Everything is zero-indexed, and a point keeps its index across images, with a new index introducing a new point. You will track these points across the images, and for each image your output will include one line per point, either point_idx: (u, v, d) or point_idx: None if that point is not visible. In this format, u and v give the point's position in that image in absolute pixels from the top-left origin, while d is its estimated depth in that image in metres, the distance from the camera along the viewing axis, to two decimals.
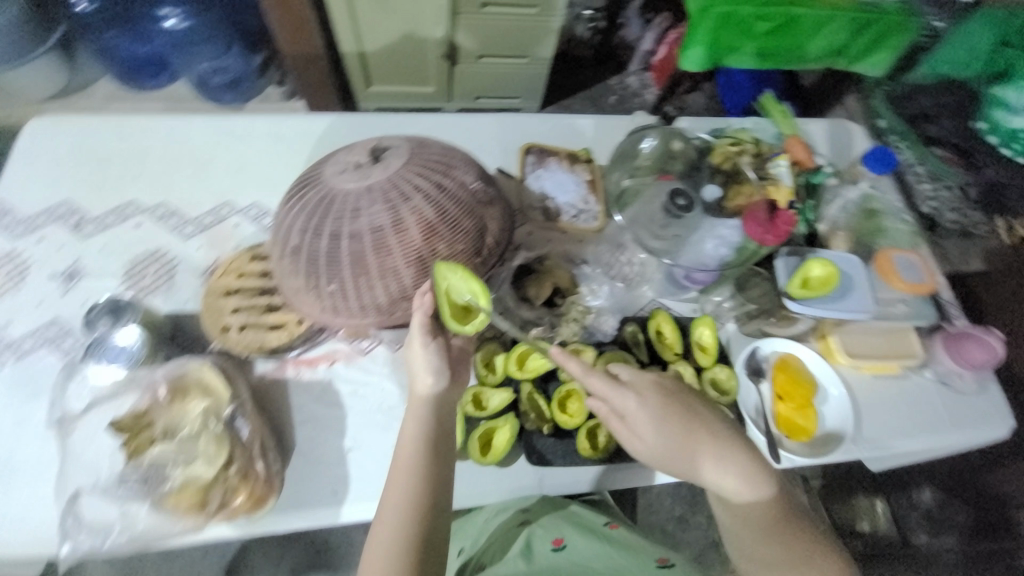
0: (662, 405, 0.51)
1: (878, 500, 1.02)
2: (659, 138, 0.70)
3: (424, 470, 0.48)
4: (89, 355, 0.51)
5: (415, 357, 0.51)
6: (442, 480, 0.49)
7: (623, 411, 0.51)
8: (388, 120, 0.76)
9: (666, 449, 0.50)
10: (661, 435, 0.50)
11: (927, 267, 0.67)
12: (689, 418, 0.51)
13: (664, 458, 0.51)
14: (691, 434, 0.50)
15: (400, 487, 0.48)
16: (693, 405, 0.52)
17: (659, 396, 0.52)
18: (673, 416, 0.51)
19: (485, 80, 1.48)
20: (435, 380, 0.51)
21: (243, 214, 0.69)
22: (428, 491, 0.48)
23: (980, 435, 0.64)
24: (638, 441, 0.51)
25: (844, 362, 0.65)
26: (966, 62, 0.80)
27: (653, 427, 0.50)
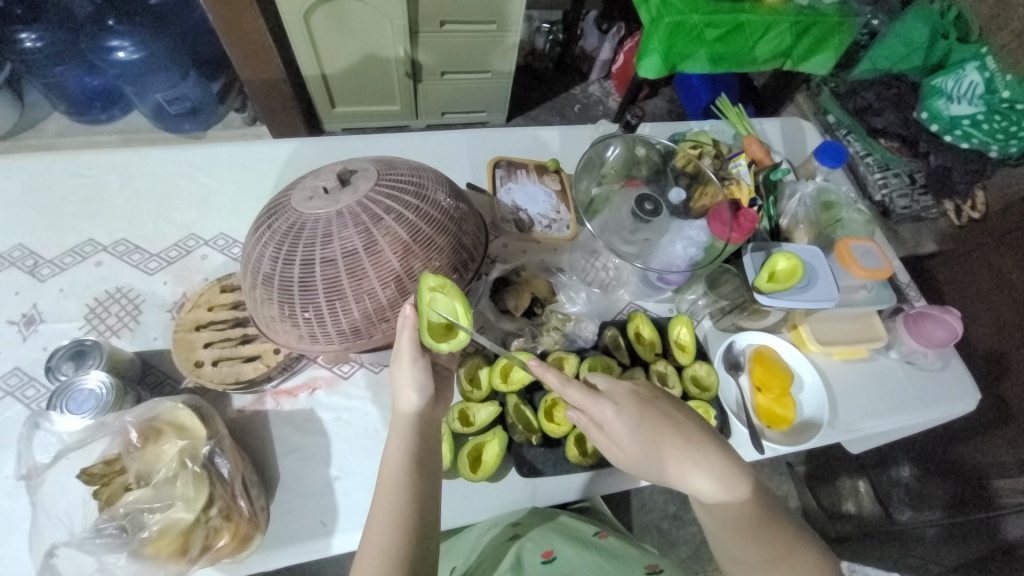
0: (640, 412, 0.49)
1: (861, 480, 1.03)
2: (623, 145, 0.72)
3: (416, 492, 0.45)
4: (52, 405, 0.48)
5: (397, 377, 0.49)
6: (432, 504, 0.46)
7: (600, 420, 0.50)
8: (356, 142, 0.76)
9: (646, 458, 0.48)
10: (639, 444, 0.48)
11: (883, 255, 0.70)
12: (669, 422, 0.49)
13: (646, 468, 0.49)
14: (671, 441, 0.48)
15: (385, 516, 0.44)
16: (675, 408, 0.50)
17: (637, 403, 0.50)
18: (651, 423, 0.49)
19: (450, 96, 1.49)
20: (422, 399, 0.49)
21: (211, 245, 0.67)
22: (415, 509, 0.44)
23: (948, 410, 0.68)
24: (619, 451, 0.49)
25: (815, 350, 0.68)
26: (905, 55, 1.02)
27: (631, 435, 0.48)
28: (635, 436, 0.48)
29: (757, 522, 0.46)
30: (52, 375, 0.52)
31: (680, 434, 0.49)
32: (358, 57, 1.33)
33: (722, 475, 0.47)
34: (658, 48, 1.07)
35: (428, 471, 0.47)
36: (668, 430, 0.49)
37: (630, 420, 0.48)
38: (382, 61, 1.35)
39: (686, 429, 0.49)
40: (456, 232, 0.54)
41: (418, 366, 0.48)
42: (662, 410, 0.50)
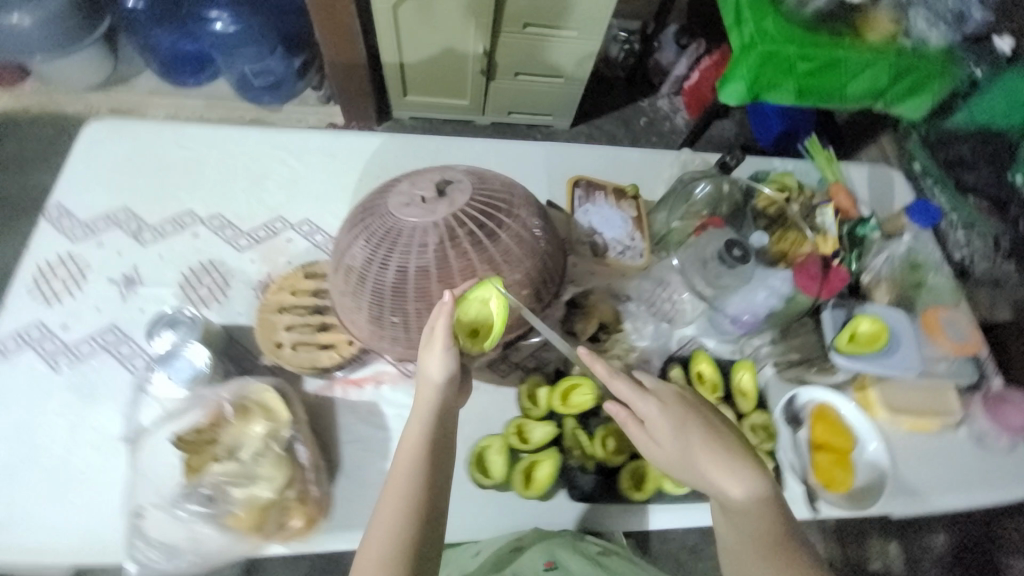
0: (683, 412, 0.50)
1: (891, 542, 1.00)
2: (711, 182, 0.70)
3: (429, 481, 0.45)
4: (159, 369, 0.55)
5: (425, 356, 0.48)
6: (443, 492, 0.46)
7: (643, 416, 0.50)
8: (441, 144, 0.78)
9: (688, 458, 0.48)
10: (682, 441, 0.48)
11: (970, 328, 0.70)
12: (711, 428, 0.49)
13: (686, 465, 0.48)
14: (713, 445, 0.48)
15: (395, 496, 0.44)
16: (715, 419, 0.50)
17: (682, 403, 0.50)
18: (694, 424, 0.49)
19: (520, 96, 1.49)
20: (446, 381, 0.47)
21: (296, 229, 0.70)
22: (423, 491, 0.45)
23: (1018, 495, 0.64)
24: (659, 448, 0.50)
25: (882, 415, 0.66)
26: (1003, 114, 0.97)
27: (673, 432, 0.49)
28: (677, 433, 0.49)
29: (790, 540, 0.45)
30: (151, 338, 0.58)
31: (721, 440, 0.48)
32: (436, 50, 1.34)
33: (758, 486, 0.46)
34: (745, 75, 1.03)
35: (442, 461, 0.47)
36: (710, 435, 0.48)
37: (673, 419, 0.49)
38: (459, 55, 1.36)
39: (727, 437, 0.49)
40: (542, 254, 0.55)
41: (449, 353, 0.47)
42: (705, 415, 0.50)
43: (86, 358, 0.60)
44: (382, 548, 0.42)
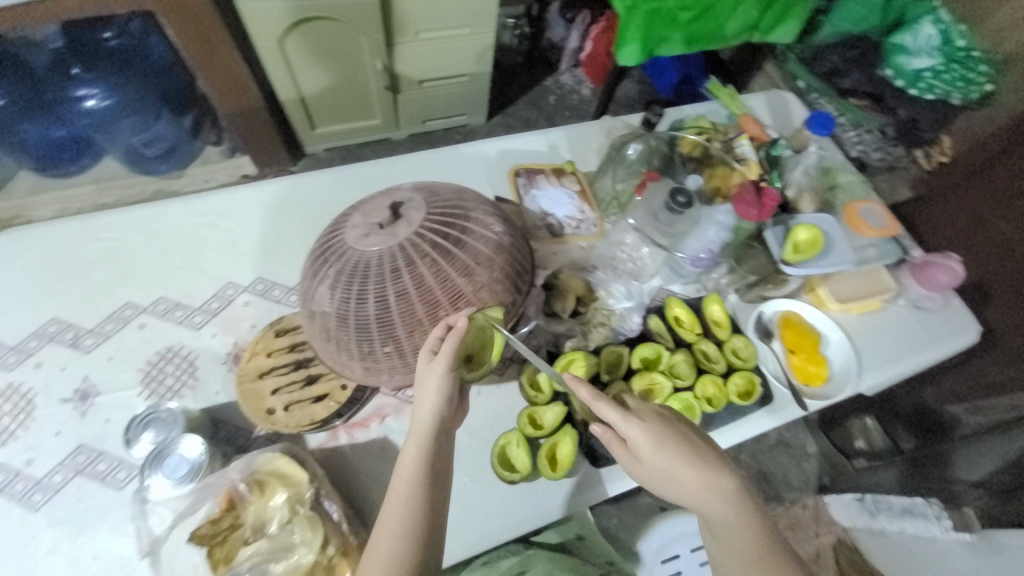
0: (663, 430, 0.51)
1: (868, 418, 1.19)
2: (641, 142, 0.75)
3: (428, 505, 0.46)
4: (150, 470, 0.51)
5: (424, 385, 0.48)
6: (440, 515, 0.47)
7: (625, 436, 0.51)
8: (372, 167, 0.77)
9: (670, 476, 0.49)
10: (665, 462, 0.49)
11: (886, 214, 0.76)
12: (687, 441, 0.51)
13: (668, 482, 0.50)
14: (693, 462, 0.50)
15: (395, 525, 0.45)
16: (690, 430, 0.52)
17: (661, 420, 0.51)
18: (673, 443, 0.50)
19: (430, 103, 1.48)
20: (440, 405, 0.48)
21: (251, 290, 0.67)
22: (424, 515, 0.46)
23: (956, 344, 0.74)
24: (643, 466, 0.51)
25: (835, 308, 0.73)
26: (866, 18, 1.07)
27: (654, 453, 0.50)
28: (657, 453, 0.50)
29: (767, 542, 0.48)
30: (135, 444, 0.54)
31: (701, 456, 0.50)
32: (334, 77, 1.31)
33: (737, 498, 0.49)
34: (637, 37, 1.11)
35: (439, 481, 0.48)
36: (692, 452, 0.50)
37: (655, 436, 0.50)
38: (359, 77, 1.33)
39: (706, 453, 0.51)
40: (510, 248, 0.57)
41: (448, 379, 0.48)
42: (684, 432, 0.51)
43: (63, 487, 0.55)
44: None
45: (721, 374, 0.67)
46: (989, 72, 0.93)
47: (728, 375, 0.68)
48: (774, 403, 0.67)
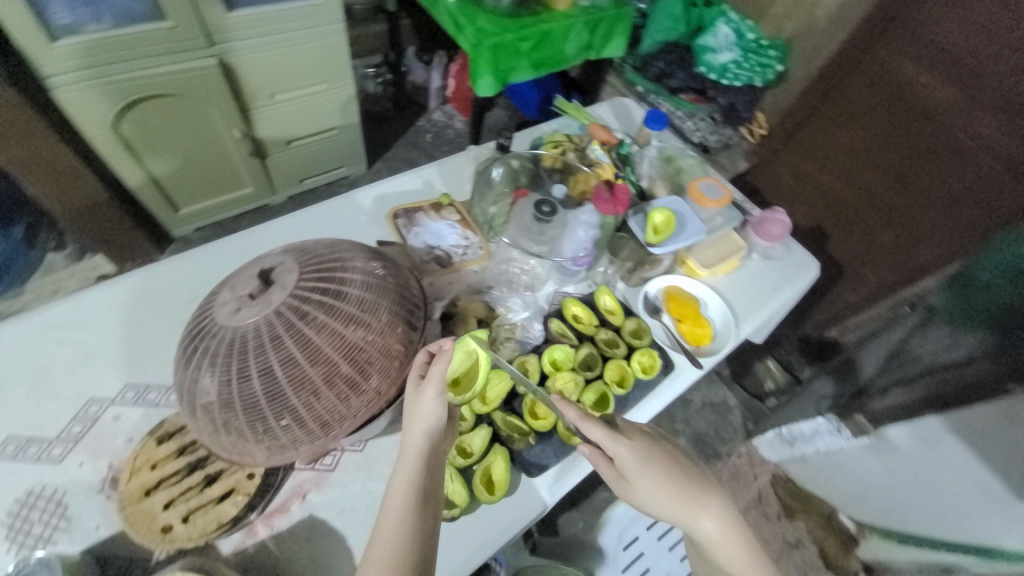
0: (648, 448, 0.53)
1: (770, 359, 1.40)
2: (503, 163, 0.80)
3: (415, 531, 0.47)
4: None
5: (412, 409, 0.52)
6: (429, 545, 0.47)
7: (614, 456, 0.52)
8: (240, 244, 0.77)
9: (659, 494, 0.51)
10: (652, 479, 0.51)
11: (721, 185, 0.88)
12: (670, 461, 0.53)
13: (655, 501, 0.51)
14: (679, 479, 0.52)
15: (384, 555, 0.45)
16: (675, 450, 0.55)
17: (645, 440, 0.54)
18: (659, 461, 0.52)
19: (303, 161, 1.45)
20: (434, 427, 0.51)
21: (119, 401, 0.62)
22: (415, 539, 0.46)
23: (804, 280, 0.87)
24: (631, 487, 0.52)
25: (705, 274, 0.83)
26: (674, 26, 1.28)
27: (642, 471, 0.51)
28: (645, 471, 0.51)
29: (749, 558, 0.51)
30: None
31: (684, 475, 0.53)
32: (189, 153, 1.23)
33: (721, 515, 0.52)
34: (488, 69, 1.18)
35: (425, 507, 0.49)
36: (676, 471, 0.52)
37: (641, 456, 0.52)
38: (218, 148, 1.27)
39: (689, 471, 0.54)
40: (396, 287, 0.57)
41: (439, 399, 0.51)
42: (667, 451, 0.54)
43: None
44: None
45: (623, 357, 0.73)
46: (778, 57, 1.26)
47: (630, 356, 0.73)
48: (675, 370, 0.74)
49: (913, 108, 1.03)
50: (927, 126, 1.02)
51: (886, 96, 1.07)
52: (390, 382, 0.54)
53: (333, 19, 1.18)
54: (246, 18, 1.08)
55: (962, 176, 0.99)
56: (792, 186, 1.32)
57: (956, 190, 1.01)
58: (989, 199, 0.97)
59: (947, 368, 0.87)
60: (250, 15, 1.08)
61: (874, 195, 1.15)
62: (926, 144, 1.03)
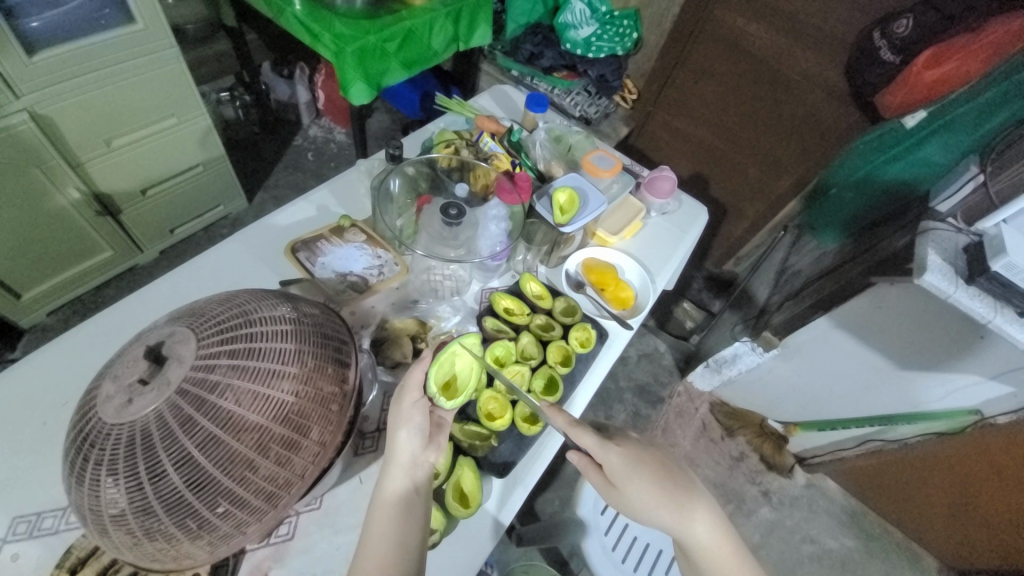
0: (638, 456, 0.52)
1: (686, 301, 1.53)
2: (397, 173, 0.78)
3: (405, 543, 0.47)
4: None
5: (395, 422, 0.53)
6: (420, 549, 0.48)
7: (603, 463, 0.52)
8: (117, 319, 0.66)
9: (651, 502, 0.50)
10: (642, 488, 0.50)
11: (611, 155, 0.93)
12: (664, 469, 0.52)
13: (644, 510, 0.50)
14: (673, 489, 0.51)
15: (373, 564, 0.45)
16: (665, 457, 0.54)
17: (634, 448, 0.53)
18: (649, 469, 0.52)
19: (169, 210, 1.28)
20: (420, 439, 0.52)
21: (10, 539, 0.52)
22: (401, 556, 0.46)
23: (698, 228, 0.95)
24: (620, 493, 0.51)
25: (615, 241, 0.88)
26: (531, 7, 1.29)
27: (632, 480, 0.51)
28: (635, 479, 0.51)
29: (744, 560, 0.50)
30: None
31: (680, 487, 0.51)
32: (16, 228, 1.03)
33: (717, 527, 0.51)
34: (357, 75, 1.12)
35: (410, 513, 0.49)
36: (670, 481, 0.51)
37: (631, 461, 0.52)
38: (54, 216, 1.07)
39: (684, 481, 0.52)
40: (316, 328, 0.53)
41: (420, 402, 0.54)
42: (659, 458, 0.53)
43: None
44: None
45: (561, 337, 0.75)
46: (632, 24, 1.30)
47: (567, 334, 0.75)
48: (610, 336, 0.78)
49: (751, 55, 1.18)
50: (768, 73, 1.17)
51: (729, 51, 1.21)
52: (333, 430, 0.50)
53: (163, 44, 1.04)
54: (56, 60, 0.91)
55: (804, 111, 1.16)
56: (669, 141, 1.45)
57: (801, 123, 1.18)
58: (825, 127, 1.15)
59: (823, 276, 1.03)
60: (57, 56, 0.91)
61: (742, 138, 1.30)
62: (772, 88, 1.18)
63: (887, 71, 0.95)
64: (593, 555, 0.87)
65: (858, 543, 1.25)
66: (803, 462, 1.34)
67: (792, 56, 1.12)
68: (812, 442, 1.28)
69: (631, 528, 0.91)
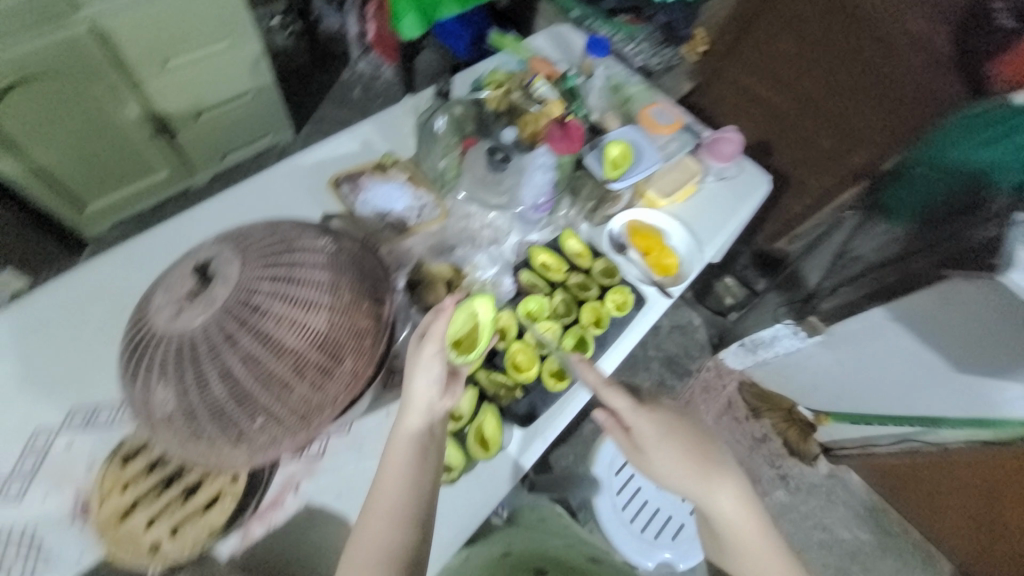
0: (670, 424, 0.52)
1: (728, 276, 1.46)
2: (445, 111, 0.75)
3: (417, 487, 0.48)
4: None
5: (412, 369, 0.51)
6: (431, 491, 0.50)
7: (631, 426, 0.52)
8: (167, 237, 0.69)
9: (677, 470, 0.50)
10: (670, 457, 0.51)
11: (673, 110, 0.87)
12: (696, 441, 0.52)
13: (670, 477, 0.51)
14: (700, 460, 0.51)
15: (386, 501, 0.48)
16: (696, 427, 0.53)
17: (668, 415, 0.53)
18: (680, 438, 0.51)
19: (218, 136, 1.30)
20: (437, 389, 0.51)
21: (70, 426, 0.57)
22: (411, 499, 0.48)
23: (758, 197, 0.87)
24: (646, 457, 0.52)
25: (664, 204, 0.83)
26: None
27: (660, 448, 0.51)
28: (663, 446, 0.51)
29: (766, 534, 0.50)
30: None
31: (709, 461, 0.51)
32: (78, 140, 1.07)
33: (743, 502, 0.51)
34: (410, 7, 1.08)
35: (425, 458, 0.50)
36: (699, 453, 0.51)
37: (661, 429, 0.51)
38: (114, 134, 1.11)
39: (714, 454, 0.52)
40: (355, 263, 0.53)
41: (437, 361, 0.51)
42: (691, 428, 0.53)
43: None
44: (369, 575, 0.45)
45: (596, 298, 0.73)
46: None
47: (603, 296, 0.73)
48: (648, 302, 0.75)
49: None
50: None
51: None
52: (365, 362, 0.51)
53: None
54: None
55: (893, 81, 0.95)
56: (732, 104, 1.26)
57: (886, 96, 0.97)
58: (915, 103, 0.95)
59: (886, 262, 0.93)
60: None
61: (814, 103, 1.10)
62: (862, 46, 0.97)
63: (997, 39, 0.81)
64: (602, 513, 0.90)
65: (871, 537, 1.23)
66: (828, 452, 1.29)
67: (894, 6, 0.90)
68: (843, 433, 1.23)
69: (642, 491, 0.93)
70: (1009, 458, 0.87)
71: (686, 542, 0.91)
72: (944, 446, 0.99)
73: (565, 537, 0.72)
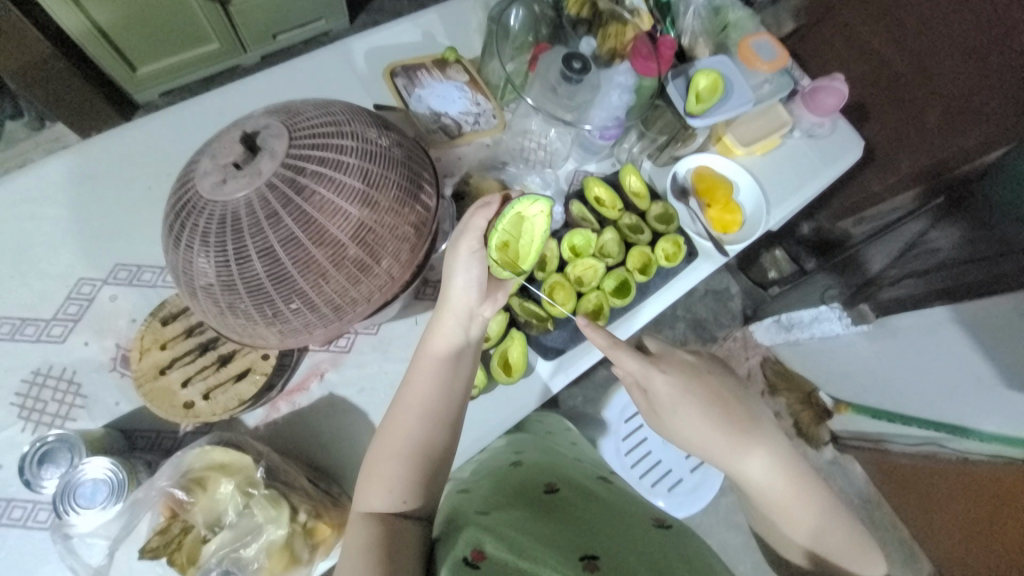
0: (687, 384, 0.52)
1: (777, 249, 1.28)
2: (522, 5, 0.67)
3: (450, 386, 0.49)
4: (63, 508, 0.46)
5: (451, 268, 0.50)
6: (462, 394, 0.50)
7: (645, 386, 0.52)
8: (214, 106, 0.66)
9: (695, 433, 0.51)
10: (686, 418, 0.51)
11: (779, 44, 0.74)
12: (722, 403, 0.52)
13: (687, 439, 0.52)
14: (727, 426, 0.51)
15: (418, 398, 0.48)
16: (717, 381, 0.53)
17: (683, 374, 0.52)
18: (699, 400, 0.51)
19: (271, 13, 1.22)
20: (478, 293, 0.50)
21: (113, 281, 0.59)
22: (442, 397, 0.48)
23: (846, 164, 0.77)
24: (662, 418, 0.54)
25: (741, 153, 0.75)
26: None
27: (675, 411, 0.52)
28: (678, 410, 0.51)
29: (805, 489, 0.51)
30: (39, 486, 0.49)
31: (733, 419, 0.51)
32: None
33: (775, 465, 0.51)
34: None
35: (458, 362, 0.50)
36: (723, 417, 0.51)
37: (676, 390, 0.51)
38: None
39: (721, 400, 0.52)
40: (404, 161, 0.49)
41: (473, 261, 0.49)
42: (709, 384, 0.53)
43: None
44: (399, 465, 0.45)
45: (647, 243, 0.68)
46: None
47: (654, 242, 0.68)
48: (698, 257, 0.70)
49: None
50: None
51: None
52: (403, 266, 0.49)
53: None
54: None
55: None
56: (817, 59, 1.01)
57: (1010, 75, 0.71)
58: None
59: (965, 262, 0.83)
60: None
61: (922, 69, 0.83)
62: None
63: None
64: (605, 453, 0.92)
65: None
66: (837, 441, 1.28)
67: None
68: (857, 426, 1.19)
69: (648, 442, 0.93)
70: (999, 479, 0.77)
71: (680, 496, 0.94)
72: (964, 457, 0.87)
73: (575, 452, 0.67)
